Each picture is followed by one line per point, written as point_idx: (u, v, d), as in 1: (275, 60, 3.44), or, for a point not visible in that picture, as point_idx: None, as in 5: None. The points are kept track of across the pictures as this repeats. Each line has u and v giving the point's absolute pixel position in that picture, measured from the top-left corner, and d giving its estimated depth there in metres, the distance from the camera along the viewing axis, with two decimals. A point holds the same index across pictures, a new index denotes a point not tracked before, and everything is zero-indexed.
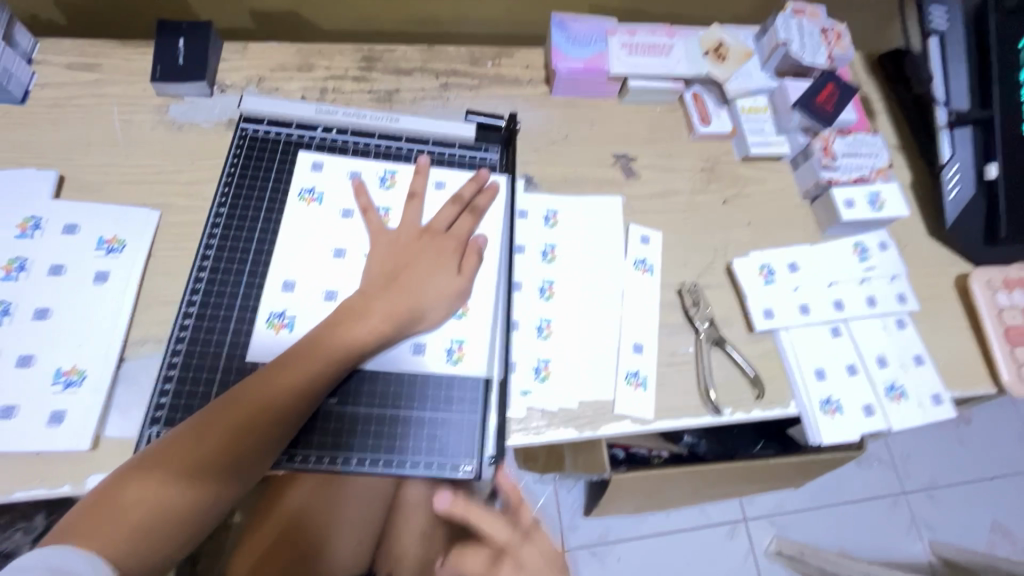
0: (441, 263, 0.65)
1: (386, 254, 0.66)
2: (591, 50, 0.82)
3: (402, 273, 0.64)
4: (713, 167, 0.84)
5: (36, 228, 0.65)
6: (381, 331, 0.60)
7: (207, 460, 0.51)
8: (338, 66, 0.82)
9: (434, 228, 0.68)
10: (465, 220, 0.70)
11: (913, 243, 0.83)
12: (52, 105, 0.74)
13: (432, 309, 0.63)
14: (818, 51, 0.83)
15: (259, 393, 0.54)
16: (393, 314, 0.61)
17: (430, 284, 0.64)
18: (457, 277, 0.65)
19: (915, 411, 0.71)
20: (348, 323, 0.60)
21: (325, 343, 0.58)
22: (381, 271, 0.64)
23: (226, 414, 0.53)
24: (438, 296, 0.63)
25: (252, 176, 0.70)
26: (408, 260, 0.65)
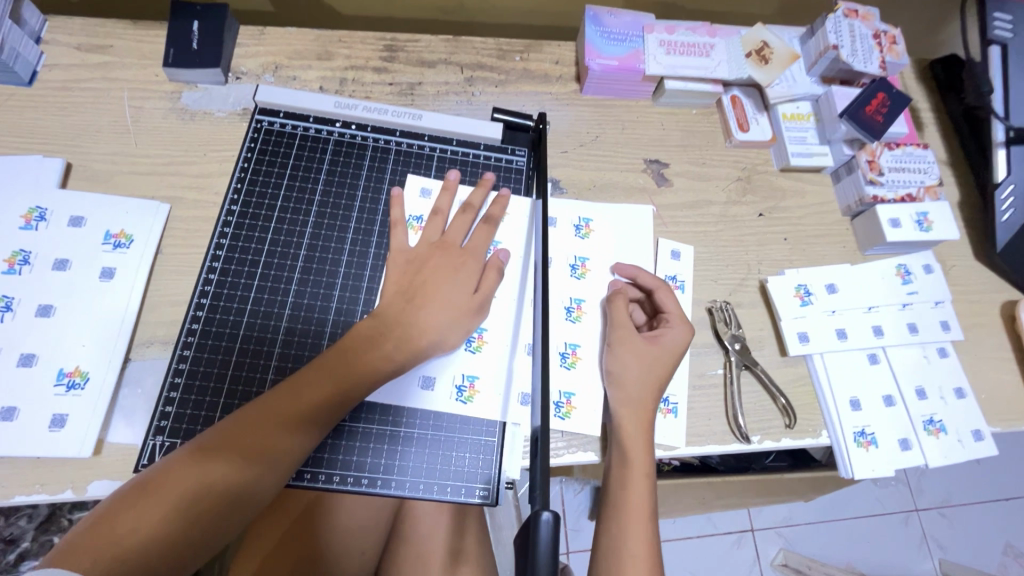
0: (460, 281, 0.61)
1: (397, 276, 0.61)
2: (627, 48, 0.77)
3: (420, 292, 0.59)
4: (750, 177, 0.79)
5: (41, 220, 0.62)
6: (393, 356, 0.56)
7: (219, 472, 0.48)
8: (359, 56, 0.78)
9: (451, 243, 0.63)
10: (482, 232, 0.65)
11: (957, 266, 0.78)
12: (61, 88, 0.71)
13: (452, 331, 0.59)
14: (870, 56, 0.78)
15: (274, 407, 0.52)
16: (409, 338, 0.57)
17: (449, 303, 0.59)
18: (475, 295, 0.61)
19: (954, 447, 0.67)
20: (362, 349, 0.56)
21: (342, 358, 0.55)
22: (394, 288, 0.60)
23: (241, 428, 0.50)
24: (459, 314, 0.59)
25: (266, 172, 0.67)
26: (424, 276, 0.61)
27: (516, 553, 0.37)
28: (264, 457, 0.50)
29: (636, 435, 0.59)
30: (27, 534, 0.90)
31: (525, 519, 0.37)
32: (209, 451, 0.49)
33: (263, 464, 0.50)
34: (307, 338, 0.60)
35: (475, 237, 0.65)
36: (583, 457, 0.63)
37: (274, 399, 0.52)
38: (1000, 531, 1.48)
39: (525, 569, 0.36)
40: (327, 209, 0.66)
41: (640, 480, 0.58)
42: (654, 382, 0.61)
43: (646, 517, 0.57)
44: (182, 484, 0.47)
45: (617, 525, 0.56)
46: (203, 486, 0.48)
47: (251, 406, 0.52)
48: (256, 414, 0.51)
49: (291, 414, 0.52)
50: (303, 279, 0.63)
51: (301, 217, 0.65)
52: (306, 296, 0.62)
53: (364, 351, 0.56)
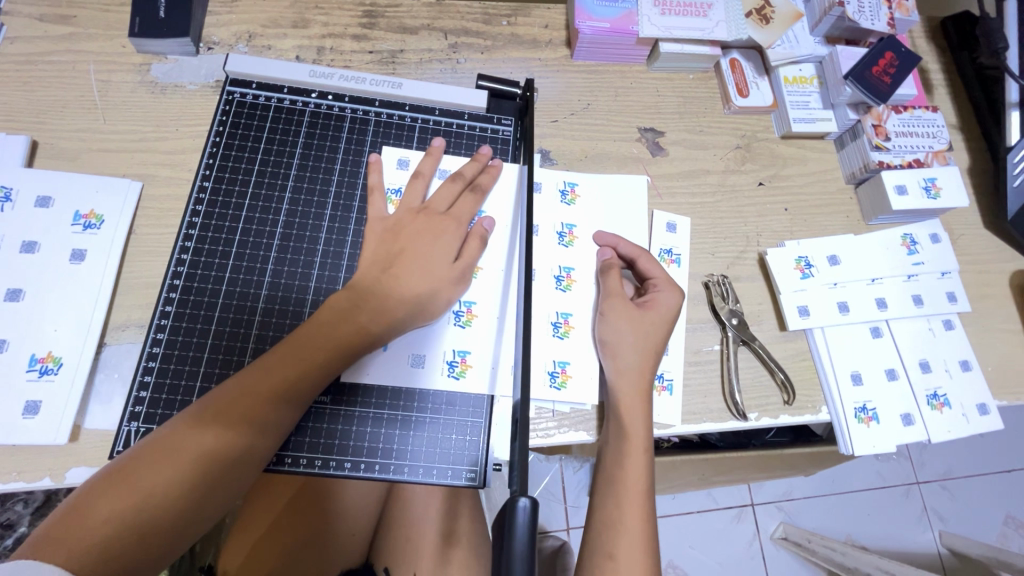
0: (442, 251, 0.58)
1: (376, 246, 0.59)
2: (619, 8, 0.72)
3: (398, 261, 0.57)
4: (749, 145, 0.76)
5: (6, 200, 0.59)
6: (369, 329, 0.54)
7: (197, 454, 0.47)
8: (337, 23, 0.74)
9: (433, 212, 0.61)
10: (466, 201, 0.62)
11: (967, 235, 0.75)
12: (24, 61, 0.67)
13: (434, 304, 0.57)
14: (878, 13, 0.73)
15: (252, 384, 0.50)
16: (388, 312, 0.55)
17: (430, 276, 0.57)
18: (456, 264, 0.58)
19: (958, 421, 0.65)
20: (339, 321, 0.54)
21: (319, 331, 0.53)
22: (374, 259, 0.58)
23: (213, 410, 0.48)
24: (443, 288, 0.57)
25: (239, 146, 0.64)
26: (404, 246, 0.58)
27: (495, 537, 0.36)
28: (245, 434, 0.48)
29: (633, 410, 0.57)
30: (24, 519, 0.90)
31: (502, 507, 0.35)
32: (185, 433, 0.47)
33: (243, 442, 0.48)
34: (285, 318, 0.58)
35: (459, 206, 0.62)
36: (575, 437, 0.61)
37: (250, 377, 0.50)
38: (1001, 501, 1.48)
39: (502, 554, 0.34)
40: (304, 182, 0.63)
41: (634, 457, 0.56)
42: (648, 350, 0.59)
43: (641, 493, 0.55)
44: (158, 468, 0.45)
45: (612, 499, 0.55)
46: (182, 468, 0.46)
47: (226, 383, 0.50)
48: (232, 392, 0.49)
49: (269, 391, 0.50)
50: (280, 257, 0.60)
51: (277, 193, 0.62)
52: (284, 274, 0.59)
53: (343, 325, 0.54)
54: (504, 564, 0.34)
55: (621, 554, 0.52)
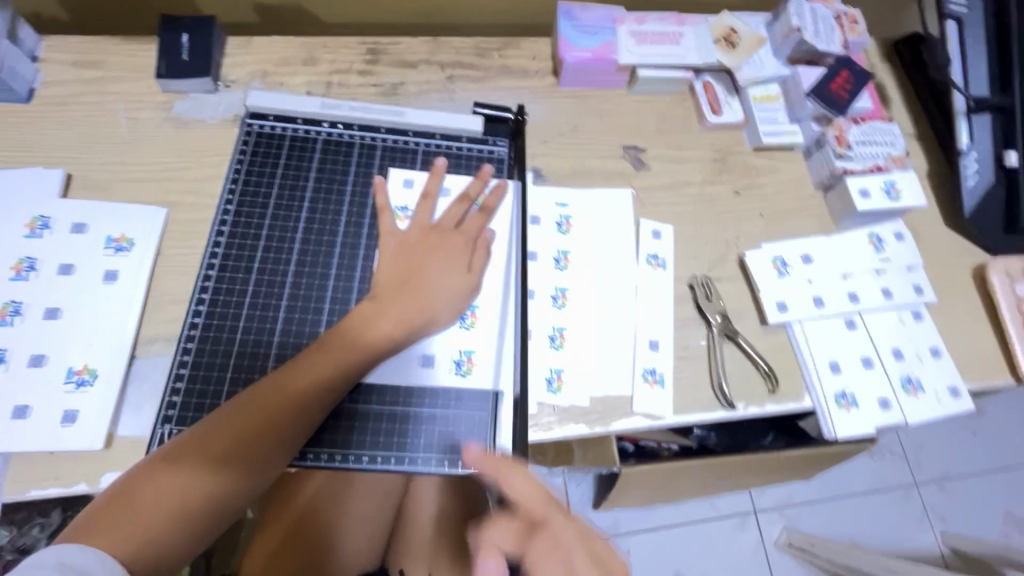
0: (450, 263, 0.64)
1: (391, 260, 0.64)
2: (599, 40, 0.80)
3: (413, 273, 0.63)
4: (725, 158, 0.82)
5: (45, 228, 0.65)
6: (394, 335, 0.60)
7: (217, 464, 0.51)
8: (343, 60, 0.81)
9: (440, 228, 0.67)
10: (474, 220, 0.68)
11: (929, 233, 0.81)
12: (58, 103, 0.74)
13: (443, 310, 0.62)
14: (832, 37, 0.81)
15: (251, 407, 0.53)
16: (405, 320, 0.60)
17: (441, 285, 0.63)
18: (469, 275, 0.65)
19: (932, 404, 0.70)
20: (360, 329, 0.59)
21: (317, 355, 0.57)
22: (390, 273, 0.63)
23: (244, 412, 0.53)
24: (452, 295, 0.63)
25: (259, 172, 0.70)
26: (417, 260, 0.64)
27: None
28: (271, 437, 0.53)
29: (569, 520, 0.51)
30: (40, 543, 0.90)
31: None
32: (187, 454, 0.50)
33: (268, 445, 0.52)
34: (304, 327, 0.63)
35: (465, 223, 0.68)
36: (576, 429, 0.64)
37: (248, 401, 0.53)
38: (998, 500, 1.50)
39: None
40: (320, 204, 0.69)
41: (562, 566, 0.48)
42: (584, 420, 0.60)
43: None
44: (162, 489, 0.48)
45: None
46: (184, 489, 0.49)
47: (256, 387, 0.54)
48: (232, 416, 0.52)
49: (267, 415, 0.53)
50: (298, 272, 0.65)
51: (294, 214, 0.68)
52: (302, 287, 0.65)
53: (345, 344, 0.58)
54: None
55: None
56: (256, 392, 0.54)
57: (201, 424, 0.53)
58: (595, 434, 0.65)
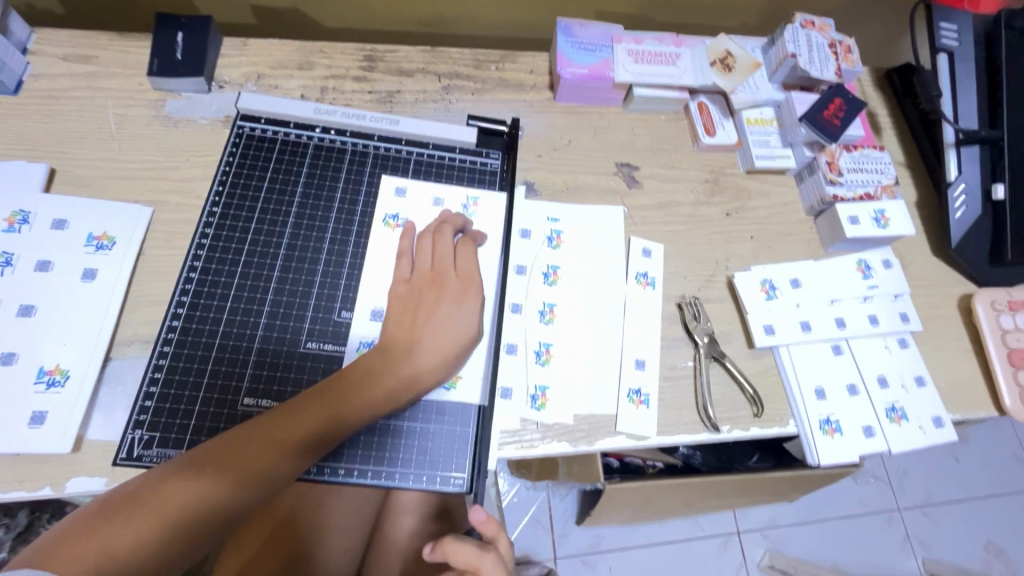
0: (453, 317, 0.60)
1: (398, 300, 0.61)
2: (596, 57, 0.80)
3: (417, 315, 0.60)
4: (717, 179, 0.83)
5: (24, 223, 0.63)
6: (395, 382, 0.57)
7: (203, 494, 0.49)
8: (339, 66, 0.81)
9: (447, 271, 0.63)
10: (466, 250, 0.65)
11: (917, 262, 0.82)
12: (46, 96, 0.72)
13: (441, 355, 0.59)
14: (827, 64, 0.82)
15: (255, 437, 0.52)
16: (411, 376, 0.58)
17: (443, 328, 0.60)
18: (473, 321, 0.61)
19: (916, 433, 0.70)
20: (367, 372, 0.57)
21: (324, 393, 0.56)
22: (391, 322, 0.60)
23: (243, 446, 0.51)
24: (452, 349, 0.60)
25: (247, 175, 0.69)
26: (422, 301, 0.61)
27: None
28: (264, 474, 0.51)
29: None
30: (4, 546, 0.87)
31: None
32: (182, 473, 0.49)
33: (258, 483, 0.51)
34: (286, 335, 0.62)
35: (459, 255, 0.64)
36: (558, 447, 0.64)
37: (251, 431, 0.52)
38: (980, 528, 1.51)
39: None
40: (307, 209, 0.68)
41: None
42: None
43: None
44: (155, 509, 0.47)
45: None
46: (177, 511, 0.47)
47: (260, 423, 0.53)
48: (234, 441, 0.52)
49: (270, 448, 0.52)
50: (282, 278, 0.64)
51: (281, 219, 0.67)
52: (286, 293, 0.64)
53: (348, 387, 0.56)
54: None
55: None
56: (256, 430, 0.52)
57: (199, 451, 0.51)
58: (578, 452, 0.64)
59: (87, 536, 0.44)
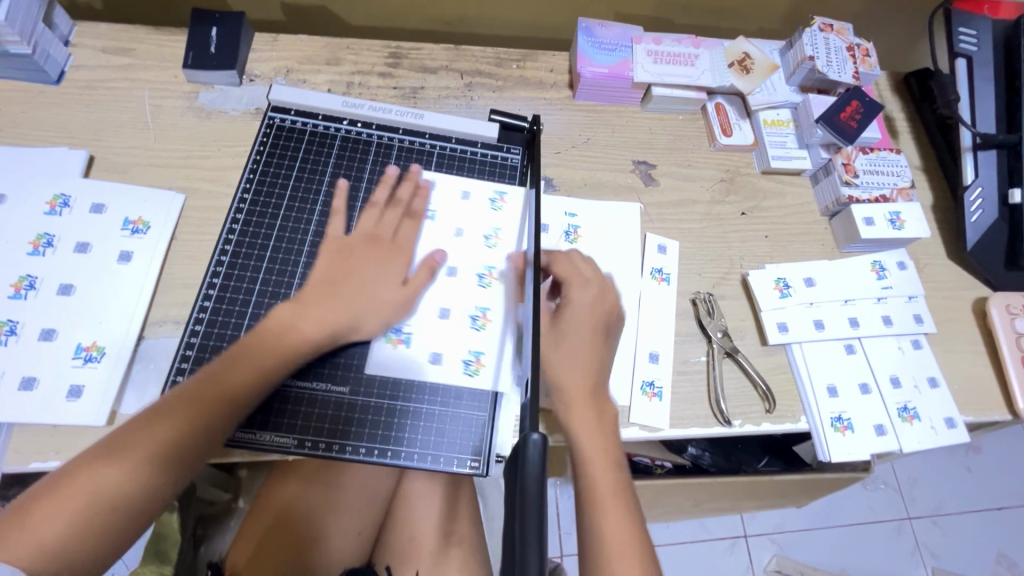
0: (383, 273, 0.64)
1: (330, 264, 0.64)
2: (616, 56, 0.82)
3: (345, 282, 0.62)
4: (733, 179, 0.84)
5: (64, 206, 0.66)
6: (315, 339, 0.59)
7: (136, 463, 0.49)
8: (366, 62, 0.83)
9: (381, 237, 0.66)
10: (405, 225, 0.68)
11: (932, 264, 0.82)
12: (86, 86, 0.75)
13: (368, 321, 0.61)
14: (844, 67, 0.83)
15: (152, 421, 0.51)
16: (340, 332, 0.60)
17: (373, 296, 0.62)
18: (402, 288, 0.64)
19: (928, 433, 0.71)
20: (280, 331, 0.58)
21: (239, 363, 0.56)
22: (320, 277, 0.63)
23: (177, 410, 0.52)
24: (382, 306, 0.62)
25: (277, 163, 0.71)
26: (352, 267, 0.63)
27: (508, 482, 0.36)
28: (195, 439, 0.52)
29: (581, 417, 0.59)
30: None
31: (516, 444, 0.36)
32: (85, 465, 0.49)
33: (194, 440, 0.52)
34: None
35: (403, 229, 0.68)
36: None
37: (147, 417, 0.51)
38: (991, 539, 1.49)
39: (515, 489, 0.35)
40: (334, 197, 0.70)
41: (586, 368, 0.60)
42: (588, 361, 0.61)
43: (631, 540, 0.54)
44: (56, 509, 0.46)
45: (589, 514, 0.55)
46: (101, 487, 0.48)
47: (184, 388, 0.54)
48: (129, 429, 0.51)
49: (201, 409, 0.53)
50: (308, 263, 0.66)
51: (308, 206, 0.69)
52: (312, 277, 0.66)
53: (256, 346, 0.57)
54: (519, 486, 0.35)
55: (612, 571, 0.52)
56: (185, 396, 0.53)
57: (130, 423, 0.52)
58: None
59: (18, 520, 0.45)
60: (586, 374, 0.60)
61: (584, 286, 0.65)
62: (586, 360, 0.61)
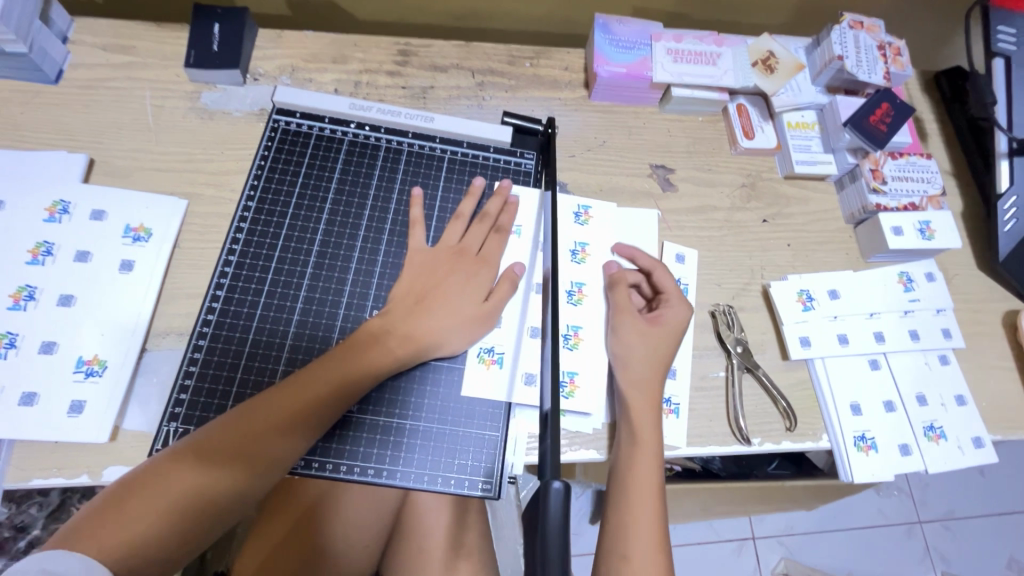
0: (471, 288, 0.63)
1: (415, 276, 0.63)
2: (635, 55, 0.78)
3: (431, 296, 0.61)
4: (754, 184, 0.80)
5: (64, 213, 0.64)
6: (400, 355, 0.58)
7: (218, 469, 0.50)
8: (373, 59, 0.80)
9: (469, 250, 0.65)
10: (493, 240, 0.66)
11: (961, 275, 0.79)
12: (85, 86, 0.73)
13: (455, 337, 0.60)
14: (875, 67, 0.79)
15: (248, 419, 0.52)
16: (427, 347, 0.59)
17: (457, 311, 0.61)
18: (484, 304, 0.62)
19: (954, 454, 0.68)
20: (370, 346, 0.58)
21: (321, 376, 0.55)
22: (407, 288, 0.62)
23: (256, 417, 0.52)
24: (468, 322, 0.61)
25: (282, 169, 0.69)
26: (438, 280, 0.63)
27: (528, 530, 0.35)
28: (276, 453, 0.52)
29: (643, 417, 0.60)
30: (38, 522, 0.90)
31: (536, 489, 0.36)
32: (166, 466, 0.49)
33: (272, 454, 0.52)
34: (318, 333, 0.62)
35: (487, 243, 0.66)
36: (586, 455, 0.63)
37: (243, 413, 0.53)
38: (1003, 544, 1.47)
39: (535, 538, 0.33)
40: (341, 205, 0.68)
41: (653, 374, 0.62)
42: (657, 361, 0.63)
43: (658, 541, 0.55)
44: (153, 498, 0.47)
45: (625, 505, 0.57)
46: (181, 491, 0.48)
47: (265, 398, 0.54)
48: (229, 423, 0.52)
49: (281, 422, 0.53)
50: (315, 275, 0.64)
51: (315, 215, 0.67)
52: (319, 290, 0.63)
53: (352, 359, 0.57)
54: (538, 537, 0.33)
55: (636, 558, 0.54)
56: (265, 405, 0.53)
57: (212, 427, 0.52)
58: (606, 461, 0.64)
59: (98, 517, 0.45)
60: (651, 379, 0.62)
61: (678, 305, 0.66)
62: (653, 367, 0.62)
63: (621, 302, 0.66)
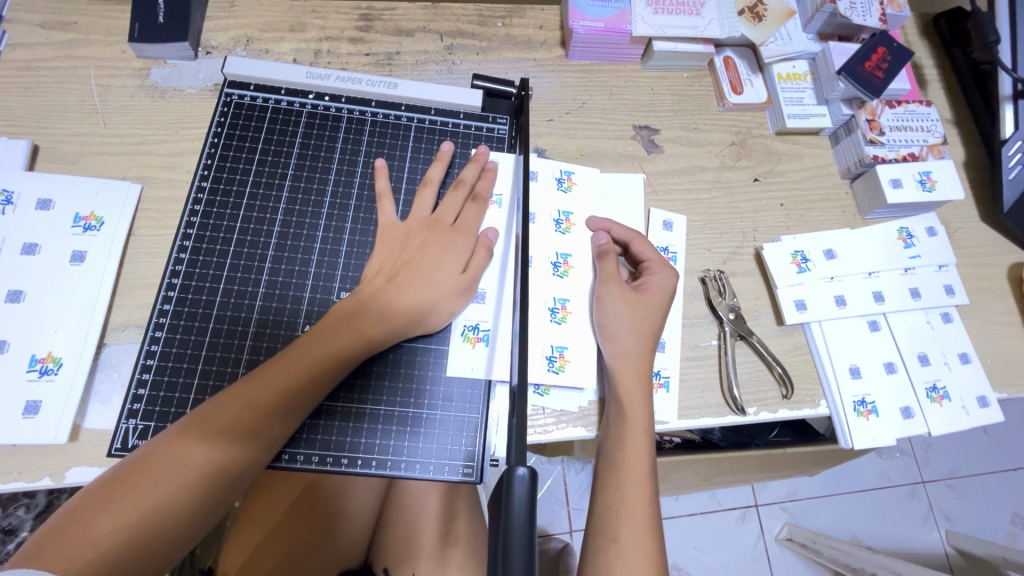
0: (449, 259, 0.59)
1: (389, 251, 0.59)
2: (612, 8, 0.73)
3: (406, 270, 0.58)
4: (744, 142, 0.76)
5: (7, 203, 0.60)
6: (376, 336, 0.55)
7: (187, 472, 0.46)
8: (334, 26, 0.75)
9: (446, 220, 0.61)
10: (471, 210, 0.62)
11: (963, 229, 0.75)
12: (25, 67, 0.68)
13: (437, 312, 0.57)
14: (869, 9, 0.74)
15: (215, 419, 0.49)
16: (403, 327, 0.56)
17: (437, 285, 0.57)
18: (465, 275, 0.59)
19: (959, 415, 0.65)
20: (340, 329, 0.54)
21: (291, 367, 0.52)
22: (383, 265, 0.59)
23: (225, 416, 0.49)
24: (447, 295, 0.57)
25: (237, 147, 0.64)
26: (413, 254, 0.59)
27: (491, 522, 0.32)
28: (251, 451, 0.49)
29: (633, 393, 0.57)
30: (26, 524, 0.88)
31: (499, 479, 0.32)
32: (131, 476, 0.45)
33: (246, 451, 0.49)
34: (283, 318, 0.58)
35: (466, 212, 0.62)
36: (573, 432, 0.60)
37: (211, 411, 0.49)
38: (1008, 500, 1.46)
39: (498, 529, 0.31)
40: (301, 182, 0.64)
41: (643, 345, 0.59)
42: (647, 333, 0.60)
43: (650, 521, 0.53)
44: (121, 510, 0.44)
45: (615, 486, 0.54)
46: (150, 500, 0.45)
47: (233, 394, 0.50)
48: (197, 424, 0.49)
49: (252, 418, 0.49)
50: (277, 257, 0.61)
51: (274, 194, 0.63)
52: (281, 272, 0.60)
53: (320, 345, 0.53)
54: (502, 534, 0.30)
55: (625, 539, 0.51)
56: (233, 403, 0.50)
57: (177, 429, 0.48)
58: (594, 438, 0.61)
59: (60, 537, 0.42)
60: (641, 351, 0.59)
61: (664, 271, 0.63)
62: (642, 337, 0.59)
63: (608, 271, 0.62)
